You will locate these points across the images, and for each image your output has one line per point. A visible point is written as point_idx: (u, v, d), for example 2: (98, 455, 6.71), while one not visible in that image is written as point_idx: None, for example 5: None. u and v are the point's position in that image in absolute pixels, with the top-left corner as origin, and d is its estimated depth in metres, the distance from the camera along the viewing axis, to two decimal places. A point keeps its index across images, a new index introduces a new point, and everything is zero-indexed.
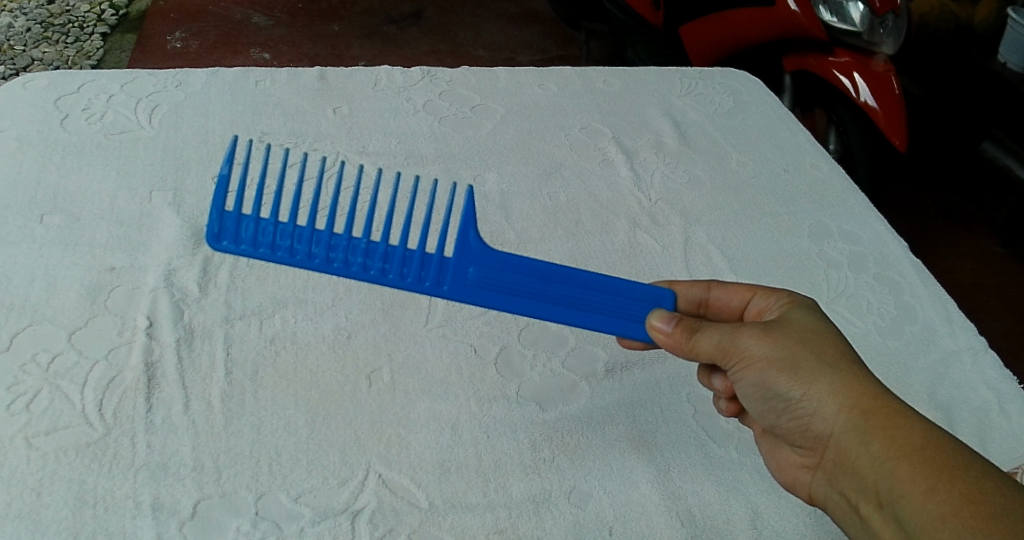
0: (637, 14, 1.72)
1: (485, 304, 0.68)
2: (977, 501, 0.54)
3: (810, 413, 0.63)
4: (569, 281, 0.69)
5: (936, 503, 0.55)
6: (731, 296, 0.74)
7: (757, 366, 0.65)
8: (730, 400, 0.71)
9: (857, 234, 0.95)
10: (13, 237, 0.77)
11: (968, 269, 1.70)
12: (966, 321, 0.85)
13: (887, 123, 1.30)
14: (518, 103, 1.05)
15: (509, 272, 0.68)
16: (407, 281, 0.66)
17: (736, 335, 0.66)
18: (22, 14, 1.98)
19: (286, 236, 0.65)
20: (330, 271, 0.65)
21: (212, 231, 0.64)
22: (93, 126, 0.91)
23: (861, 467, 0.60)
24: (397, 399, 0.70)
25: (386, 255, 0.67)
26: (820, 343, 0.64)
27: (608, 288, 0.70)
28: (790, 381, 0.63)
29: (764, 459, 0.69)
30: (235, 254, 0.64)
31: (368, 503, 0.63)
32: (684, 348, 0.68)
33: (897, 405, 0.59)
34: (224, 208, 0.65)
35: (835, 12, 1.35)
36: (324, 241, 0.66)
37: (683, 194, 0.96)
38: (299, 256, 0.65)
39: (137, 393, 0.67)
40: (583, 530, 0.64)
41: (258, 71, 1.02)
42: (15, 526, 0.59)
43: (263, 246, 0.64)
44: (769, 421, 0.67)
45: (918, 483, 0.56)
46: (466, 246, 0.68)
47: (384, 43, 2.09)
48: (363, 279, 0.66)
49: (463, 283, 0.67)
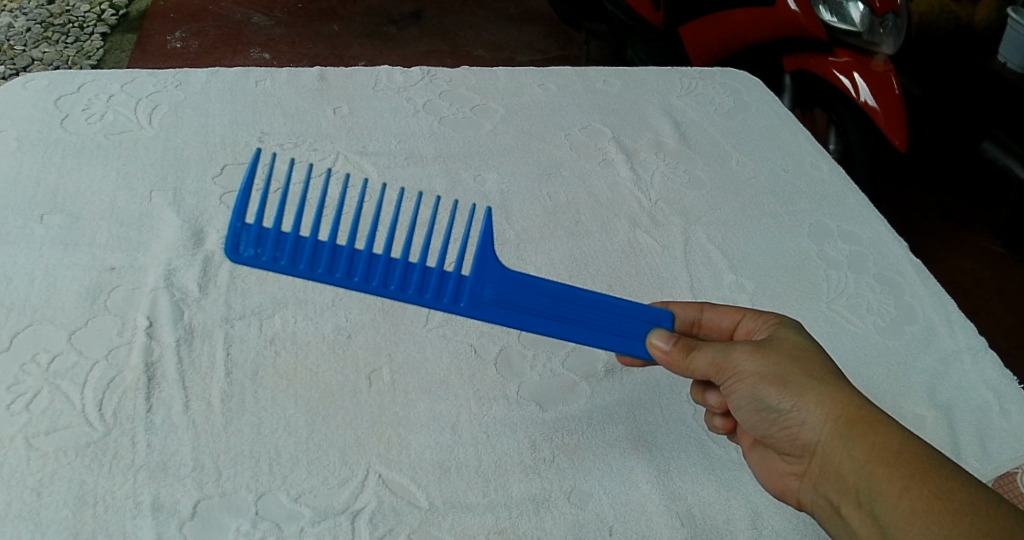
0: (637, 14, 1.72)
1: (503, 322, 0.68)
2: (946, 498, 0.55)
3: (798, 423, 0.64)
4: (580, 302, 0.69)
5: (909, 501, 0.56)
6: (721, 317, 0.74)
7: (749, 380, 0.66)
8: (725, 416, 0.71)
9: (856, 234, 0.95)
10: (13, 237, 0.77)
11: (968, 269, 1.70)
12: (966, 321, 0.86)
13: (887, 123, 1.30)
14: (518, 103, 1.05)
15: (525, 292, 0.68)
16: (425, 298, 0.66)
17: (728, 351, 0.67)
18: (22, 14, 1.98)
19: (308, 249, 0.64)
20: (350, 286, 0.64)
21: (231, 244, 0.62)
22: (93, 126, 0.91)
23: (842, 471, 0.60)
24: (397, 399, 0.70)
25: (407, 270, 0.66)
26: (808, 359, 0.65)
27: (613, 308, 0.70)
28: (780, 394, 0.64)
29: (751, 469, 0.69)
30: (253, 266, 0.63)
31: (368, 502, 0.63)
32: (681, 366, 0.68)
33: (878, 413, 0.60)
34: (243, 221, 0.63)
35: (835, 12, 1.35)
36: (346, 256, 0.65)
37: (683, 194, 0.96)
38: (319, 270, 0.64)
39: (137, 394, 0.67)
40: (583, 530, 0.64)
41: (258, 71, 1.02)
42: (15, 526, 0.59)
43: (283, 260, 0.63)
44: (757, 431, 0.67)
45: (893, 483, 0.57)
46: (485, 264, 0.68)
47: (383, 43, 2.09)
48: (383, 295, 0.65)
49: (479, 301, 0.67)
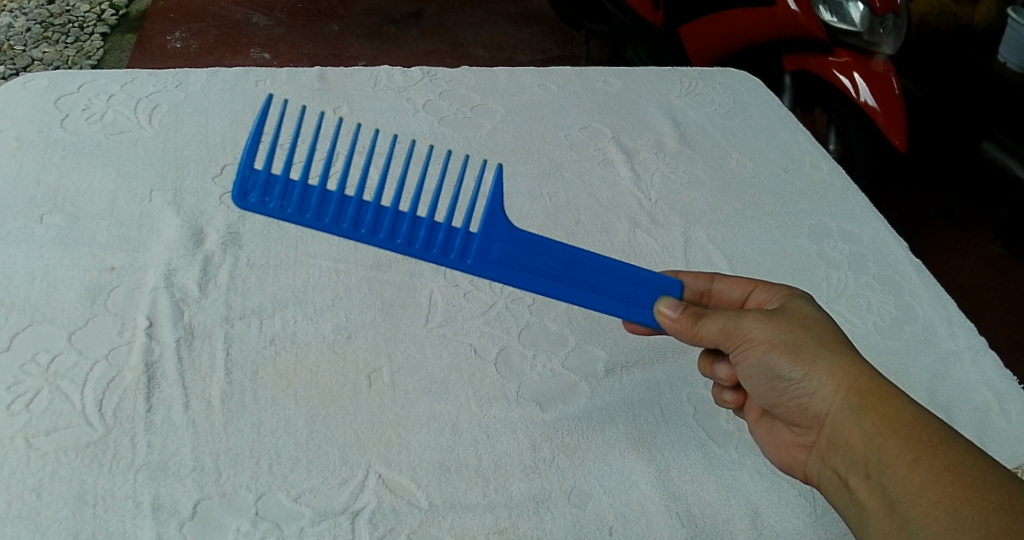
0: (637, 14, 1.72)
1: (507, 281, 0.68)
2: (956, 471, 0.55)
3: (808, 393, 0.64)
4: (588, 266, 0.69)
5: (919, 473, 0.56)
6: (732, 288, 0.75)
7: (760, 348, 0.66)
8: (734, 390, 0.73)
9: (856, 234, 0.95)
10: (13, 237, 0.77)
11: (967, 269, 1.70)
12: (966, 321, 0.86)
13: (887, 122, 1.30)
14: (518, 103, 1.05)
15: (534, 253, 0.68)
16: (431, 253, 0.67)
17: (740, 319, 0.67)
18: (22, 15, 1.98)
19: (316, 198, 0.64)
20: (356, 238, 0.65)
21: (239, 189, 0.62)
22: (93, 126, 0.91)
23: (852, 443, 0.61)
24: (397, 399, 0.70)
25: (415, 223, 0.67)
26: (820, 330, 0.66)
27: (619, 272, 0.70)
28: (792, 363, 0.65)
29: (760, 443, 0.70)
30: (260, 213, 0.63)
31: (368, 503, 0.63)
32: (690, 333, 0.69)
33: (888, 387, 0.61)
34: (252, 166, 0.63)
35: (835, 12, 1.35)
36: (353, 210, 0.65)
37: (683, 195, 0.96)
38: (326, 220, 0.64)
39: (137, 394, 0.67)
40: (583, 530, 0.64)
41: (258, 71, 1.02)
42: (15, 526, 0.59)
43: (290, 207, 0.63)
44: (768, 402, 0.68)
45: (904, 455, 0.57)
46: (494, 222, 0.68)
47: (383, 43, 2.09)
48: (389, 249, 0.66)
49: (486, 259, 0.68)
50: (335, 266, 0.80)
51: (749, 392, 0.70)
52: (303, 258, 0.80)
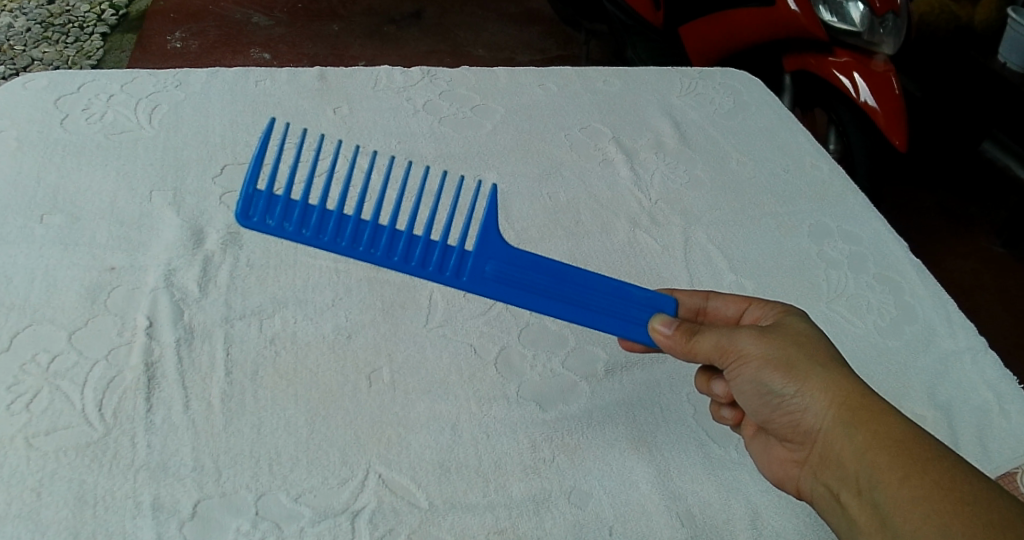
0: (637, 14, 1.72)
1: (503, 298, 0.68)
2: (946, 488, 0.56)
3: (801, 408, 0.64)
4: (583, 282, 0.69)
5: (910, 489, 0.56)
6: (727, 305, 0.75)
7: (753, 364, 0.66)
8: (732, 407, 0.71)
9: (856, 234, 0.95)
10: (13, 237, 0.77)
11: (968, 269, 1.70)
12: (965, 321, 0.86)
13: (887, 123, 1.30)
14: (519, 103, 1.05)
15: (527, 269, 0.68)
16: (427, 270, 0.67)
17: (733, 334, 0.67)
18: (22, 14, 1.98)
19: (315, 216, 0.65)
20: (353, 256, 0.65)
21: (242, 209, 0.62)
22: (93, 126, 0.91)
23: (844, 459, 0.61)
24: (397, 399, 0.70)
25: (410, 241, 0.67)
26: (812, 346, 0.66)
27: (615, 290, 0.70)
28: (784, 379, 0.65)
29: (753, 458, 0.69)
30: (262, 232, 0.63)
31: (368, 503, 0.63)
32: (684, 349, 0.69)
33: (879, 402, 0.61)
34: (254, 188, 0.64)
35: (835, 12, 1.35)
36: (352, 227, 0.65)
37: (682, 194, 0.96)
38: (325, 238, 0.64)
39: (137, 393, 0.67)
40: (583, 530, 0.64)
41: (258, 71, 1.02)
42: (15, 526, 0.59)
43: (290, 226, 0.64)
44: (760, 417, 0.68)
45: (894, 470, 0.58)
46: (489, 240, 0.68)
47: (383, 43, 2.09)
48: (386, 266, 0.66)
49: (481, 277, 0.68)
50: (335, 266, 0.80)
51: (742, 408, 0.70)
52: (303, 259, 0.80)
